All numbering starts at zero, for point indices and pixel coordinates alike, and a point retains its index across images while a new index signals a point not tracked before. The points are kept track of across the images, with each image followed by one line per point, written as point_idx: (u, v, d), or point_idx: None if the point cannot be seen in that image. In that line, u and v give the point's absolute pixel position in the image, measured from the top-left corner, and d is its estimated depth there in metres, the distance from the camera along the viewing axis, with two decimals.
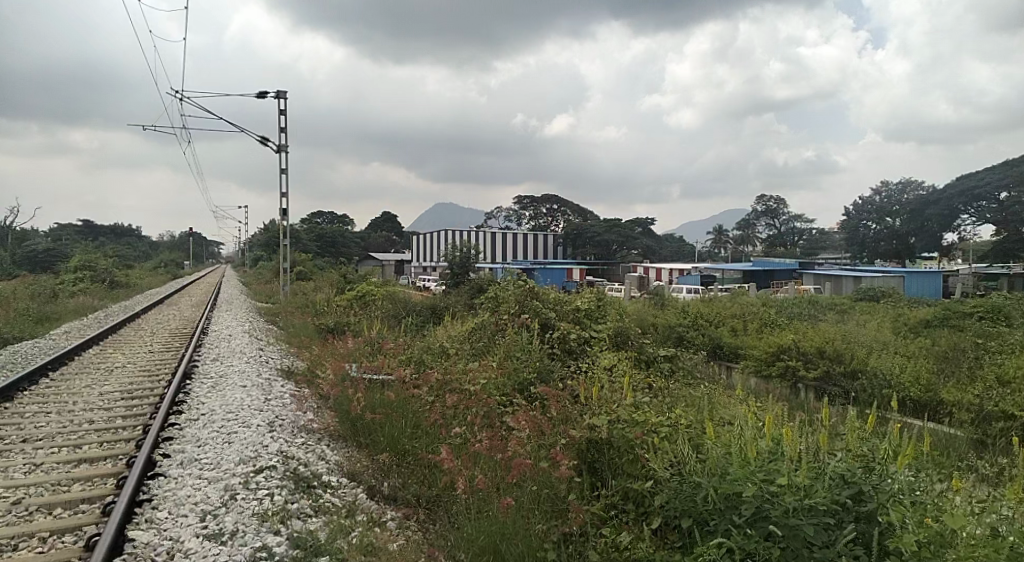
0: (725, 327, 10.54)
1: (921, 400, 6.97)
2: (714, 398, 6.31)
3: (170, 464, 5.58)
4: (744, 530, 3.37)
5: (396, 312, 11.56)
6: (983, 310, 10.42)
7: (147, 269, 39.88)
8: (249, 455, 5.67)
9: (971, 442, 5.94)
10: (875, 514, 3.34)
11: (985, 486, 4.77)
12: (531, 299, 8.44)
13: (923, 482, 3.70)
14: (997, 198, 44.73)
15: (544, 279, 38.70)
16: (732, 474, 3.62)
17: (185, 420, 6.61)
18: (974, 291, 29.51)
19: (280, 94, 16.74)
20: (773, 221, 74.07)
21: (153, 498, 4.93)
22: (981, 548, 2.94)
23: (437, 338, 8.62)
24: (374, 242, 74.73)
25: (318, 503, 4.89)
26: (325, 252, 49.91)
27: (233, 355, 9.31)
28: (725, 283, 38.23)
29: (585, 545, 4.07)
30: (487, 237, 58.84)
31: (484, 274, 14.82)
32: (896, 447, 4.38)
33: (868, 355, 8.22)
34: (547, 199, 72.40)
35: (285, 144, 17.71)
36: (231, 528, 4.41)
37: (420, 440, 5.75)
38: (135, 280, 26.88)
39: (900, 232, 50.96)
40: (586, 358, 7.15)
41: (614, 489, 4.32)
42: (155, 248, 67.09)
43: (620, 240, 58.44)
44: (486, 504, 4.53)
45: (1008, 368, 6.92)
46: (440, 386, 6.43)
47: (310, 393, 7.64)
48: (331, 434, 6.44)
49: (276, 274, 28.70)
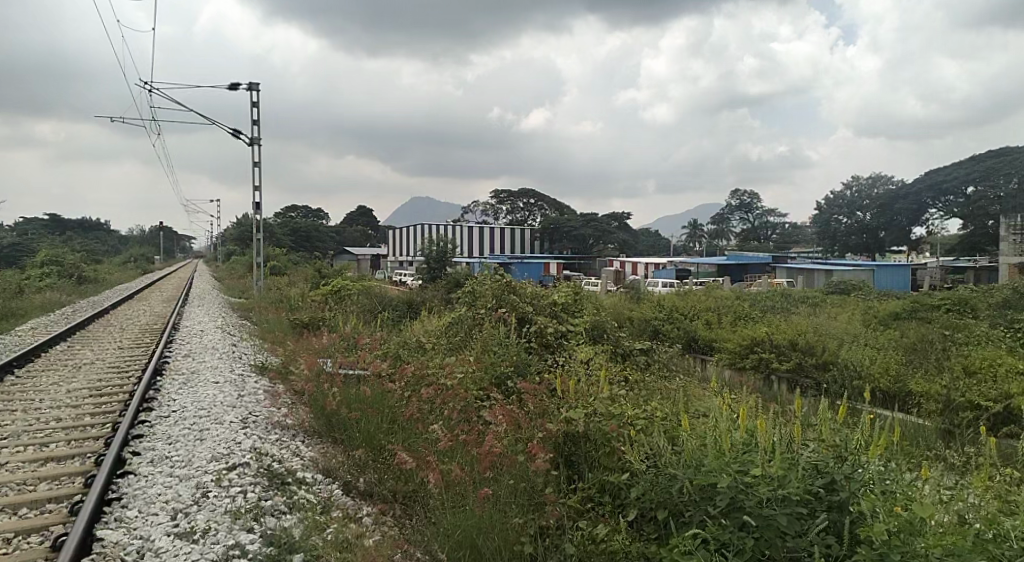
0: (699, 320, 10.61)
1: (891, 390, 7.10)
2: (689, 391, 6.37)
3: (140, 461, 5.47)
4: (719, 520, 3.41)
5: (372, 307, 11.48)
6: (951, 302, 10.66)
7: (112, 264, 39.01)
8: (221, 453, 5.58)
9: (939, 432, 6.09)
10: (846, 503, 3.39)
11: (953, 474, 4.89)
12: (509, 293, 8.42)
13: (893, 471, 3.76)
14: (964, 193, 45.77)
15: (522, 274, 38.86)
16: (707, 466, 3.66)
17: (156, 417, 6.49)
18: (938, 284, 30.31)
19: (253, 86, 16.41)
20: (746, 215, 75.70)
21: (123, 496, 4.84)
22: (950, 537, 3.00)
23: (413, 332, 8.57)
24: (350, 237, 74.15)
25: (292, 499, 4.82)
26: (301, 248, 49.42)
27: (205, 351, 9.18)
28: (699, 276, 38.40)
29: (562, 538, 4.06)
30: (465, 232, 58.58)
31: (460, 268, 14.80)
32: (867, 437, 4.46)
33: (840, 347, 8.34)
34: (524, 194, 72.22)
35: (257, 137, 17.40)
36: (203, 526, 4.34)
37: (396, 435, 5.69)
38: (103, 275, 26.34)
39: (870, 227, 51.97)
40: (563, 352, 7.18)
41: (591, 482, 4.34)
42: (123, 243, 65.54)
43: (597, 235, 58.92)
44: (462, 498, 4.49)
45: (974, 359, 7.11)
46: (416, 381, 6.39)
47: (284, 388, 7.57)
48: (305, 431, 6.38)
49: (250, 269, 28.32)
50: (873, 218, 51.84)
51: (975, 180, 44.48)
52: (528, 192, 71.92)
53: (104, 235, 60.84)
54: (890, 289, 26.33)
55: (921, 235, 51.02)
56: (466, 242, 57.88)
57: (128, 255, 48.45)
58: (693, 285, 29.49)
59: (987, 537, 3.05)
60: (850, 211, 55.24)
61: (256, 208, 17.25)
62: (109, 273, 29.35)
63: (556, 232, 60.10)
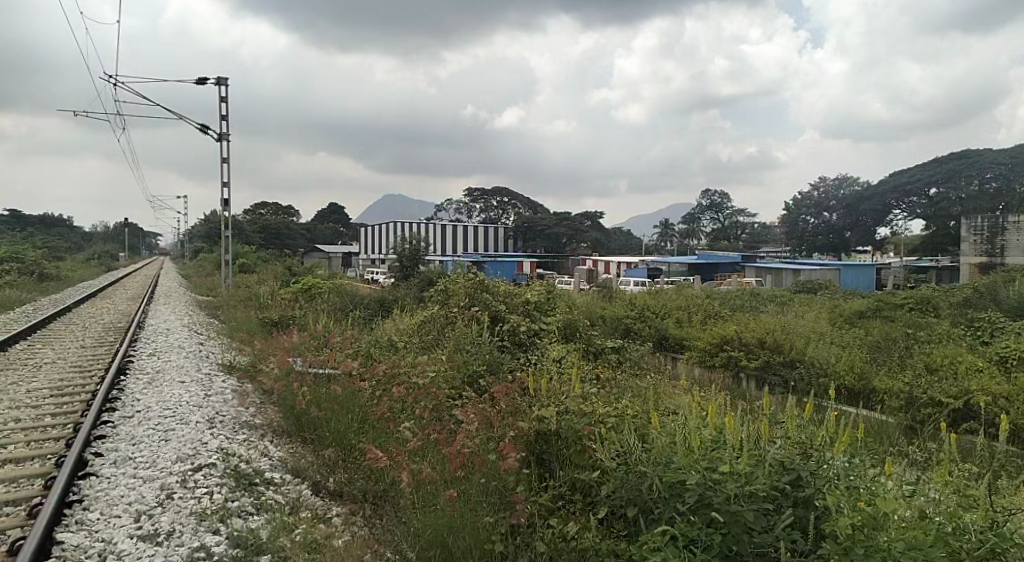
0: (670, 319, 10.72)
1: (855, 388, 7.23)
2: (659, 388, 6.43)
3: (102, 463, 5.35)
4: (688, 517, 3.44)
5: (343, 305, 11.38)
6: (913, 301, 10.91)
7: (76, 262, 38.00)
8: (187, 453, 5.48)
9: (903, 427, 6.22)
10: (812, 499, 3.44)
11: (914, 469, 5.02)
12: (481, 292, 8.41)
13: (857, 467, 3.82)
14: (928, 194, 46.79)
15: (494, 273, 38.95)
16: (677, 463, 3.69)
17: (119, 418, 6.34)
18: (901, 285, 31.02)
19: (221, 81, 16.11)
20: (716, 216, 76.37)
21: (84, 499, 4.72)
22: (911, 532, 3.07)
23: (385, 331, 8.51)
24: (323, 235, 73.39)
25: (259, 500, 4.75)
26: (273, 246, 48.82)
27: (171, 350, 9.00)
28: (670, 275, 38.76)
29: (532, 536, 4.06)
30: (441, 231, 58.31)
31: (432, 266, 14.75)
32: (831, 433, 4.53)
33: (807, 344, 8.49)
34: (498, 194, 71.94)
35: (226, 133, 17.10)
36: (168, 528, 4.26)
37: (366, 434, 5.62)
38: (64, 273, 25.62)
39: (837, 227, 53.07)
40: (535, 350, 7.20)
41: (562, 480, 4.34)
42: (87, 240, 63.79)
43: (570, 233, 59.25)
44: (432, 497, 4.46)
45: (935, 357, 7.29)
46: (388, 379, 6.33)
47: (253, 387, 7.45)
48: (274, 431, 6.30)
49: (218, 267, 27.87)
50: (840, 218, 52.99)
51: (937, 181, 45.22)
52: (504, 191, 71.73)
53: (67, 232, 59.27)
54: (852, 289, 27.01)
55: (887, 236, 52.22)
56: (442, 241, 57.59)
57: (92, 253, 47.25)
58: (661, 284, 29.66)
59: (947, 533, 3.10)
60: (817, 210, 54.89)
61: (225, 204, 16.96)
62: (72, 272, 28.52)
63: (531, 231, 60.26)
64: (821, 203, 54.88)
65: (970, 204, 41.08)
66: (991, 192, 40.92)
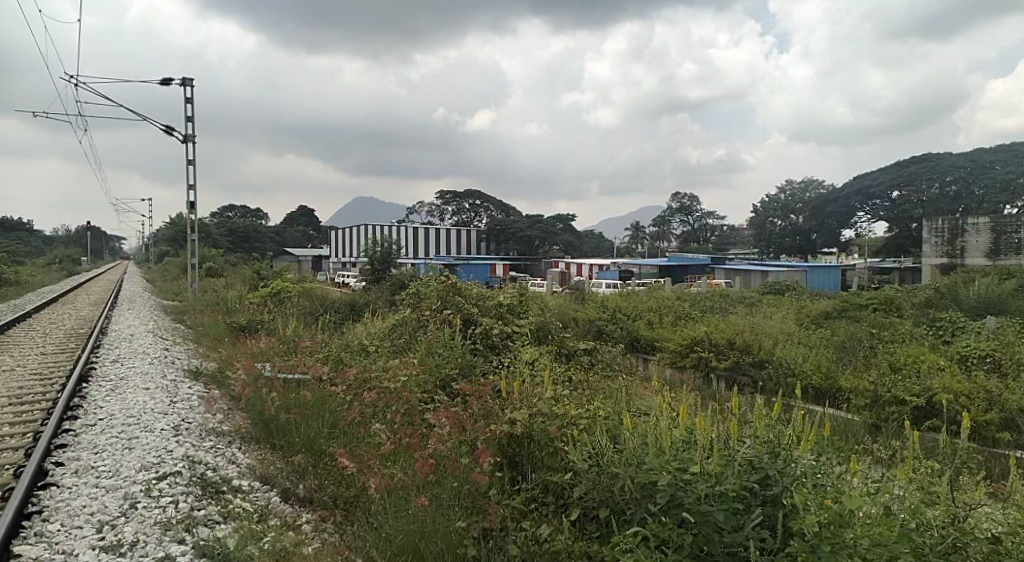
0: (641, 320, 10.81)
1: (822, 387, 7.35)
2: (631, 390, 6.45)
3: (64, 472, 5.22)
4: (659, 518, 3.45)
5: (313, 310, 11.25)
6: (878, 301, 11.12)
7: (35, 266, 36.97)
8: (151, 462, 5.35)
9: (868, 426, 6.36)
10: (780, 497, 3.47)
11: (880, 467, 5.11)
12: (453, 295, 8.37)
13: (824, 465, 3.86)
14: (890, 198, 47.37)
15: (466, 275, 39.15)
16: (648, 465, 3.71)
17: (81, 426, 6.19)
18: (864, 285, 31.81)
19: (186, 82, 15.79)
20: (686, 217, 77.38)
21: (44, 510, 4.59)
22: (876, 528, 3.11)
23: (356, 335, 8.41)
24: (294, 237, 72.55)
25: (227, 508, 4.67)
26: (241, 249, 48.14)
27: (134, 356, 8.81)
28: (641, 277, 39.12)
29: (505, 539, 4.04)
30: (413, 234, 57.59)
31: (403, 269, 14.68)
32: (800, 432, 4.55)
33: (775, 345, 8.63)
34: (470, 195, 71.04)
35: (191, 134, 16.76)
36: (131, 538, 4.16)
37: (337, 440, 5.55)
38: (23, 277, 24.88)
39: (803, 228, 54.12)
40: (508, 353, 7.19)
41: (535, 482, 4.32)
42: (47, 244, 61.87)
43: (543, 235, 59.61)
44: (404, 502, 4.42)
45: (899, 356, 7.44)
46: (358, 384, 6.22)
47: (220, 393, 7.32)
48: (242, 437, 6.20)
49: (183, 272, 27.41)
50: (806, 220, 54.06)
51: (899, 185, 45.90)
52: (478, 194, 71.67)
53: (27, 235, 57.54)
54: (808, 286, 27.95)
55: (852, 238, 53.47)
56: (413, 243, 57.17)
57: (52, 257, 45.95)
58: (626, 285, 29.86)
59: (914, 533, 3.15)
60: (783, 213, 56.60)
61: (191, 207, 16.67)
62: (28, 274, 27.66)
63: (504, 233, 60.40)
64: (786, 206, 56.49)
65: (932, 206, 42.43)
66: (952, 195, 42.29)
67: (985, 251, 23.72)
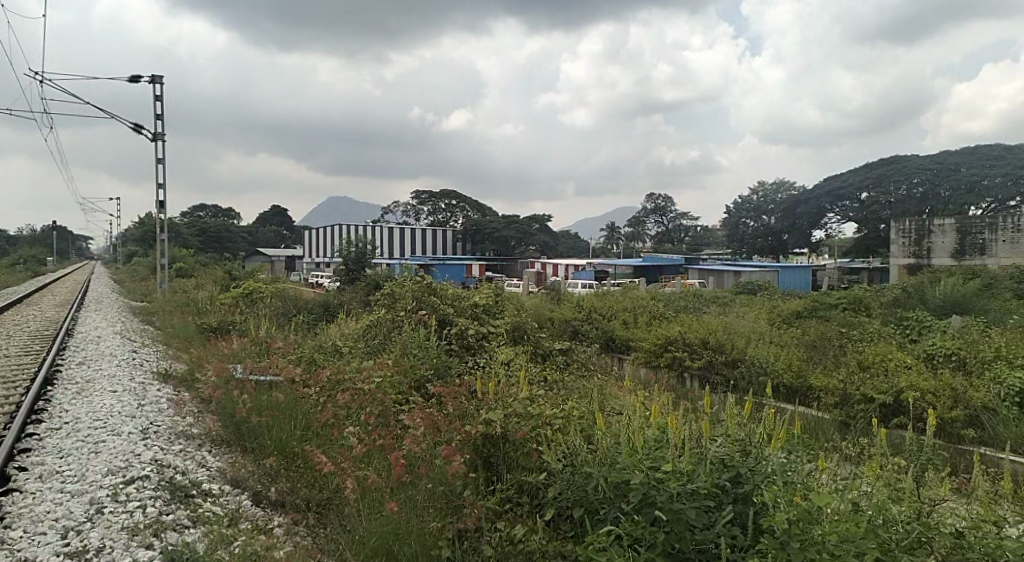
0: (616, 320, 10.88)
1: (793, 385, 7.46)
2: (605, 389, 6.50)
3: (27, 477, 5.11)
4: (632, 517, 3.46)
5: (286, 311, 11.13)
6: (847, 301, 11.34)
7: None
8: (119, 465, 5.25)
9: (837, 423, 6.47)
10: (751, 495, 3.51)
11: (849, 463, 5.20)
12: (429, 296, 8.34)
13: (794, 463, 3.90)
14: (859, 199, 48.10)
15: (443, 276, 39.22)
16: (621, 463, 3.72)
17: (45, 430, 6.06)
18: (835, 285, 32.52)
19: (155, 79, 15.53)
20: (662, 217, 78.16)
21: (6, 516, 4.50)
22: (844, 524, 3.15)
23: (331, 336, 8.34)
24: (268, 237, 71.73)
25: (196, 513, 4.60)
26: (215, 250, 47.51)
27: (101, 358, 8.64)
28: (617, 277, 39.41)
29: (480, 540, 4.03)
30: (390, 233, 57.30)
31: (378, 269, 14.57)
32: (770, 430, 4.61)
33: (747, 344, 8.74)
34: (447, 195, 70.83)
35: (162, 132, 16.46)
36: (97, 544, 4.08)
37: (310, 442, 5.50)
38: None
39: (775, 229, 54.98)
40: (483, 353, 7.18)
41: (509, 483, 4.31)
42: (13, 244, 60.27)
43: (520, 235, 59.74)
44: (378, 503, 4.38)
45: (868, 354, 7.59)
46: (332, 386, 6.17)
47: (190, 396, 7.21)
48: (212, 440, 6.12)
49: (152, 273, 26.91)
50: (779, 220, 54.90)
51: (868, 186, 46.75)
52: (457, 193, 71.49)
53: None
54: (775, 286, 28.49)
55: (823, 238, 54.41)
56: (391, 242, 56.89)
57: (17, 256, 44.76)
58: (599, 285, 29.99)
59: (880, 527, 3.19)
60: (756, 214, 57.46)
61: (162, 206, 16.38)
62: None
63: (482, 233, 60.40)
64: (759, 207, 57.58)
65: (901, 207, 43.46)
66: (920, 196, 43.33)
67: (950, 252, 24.25)
